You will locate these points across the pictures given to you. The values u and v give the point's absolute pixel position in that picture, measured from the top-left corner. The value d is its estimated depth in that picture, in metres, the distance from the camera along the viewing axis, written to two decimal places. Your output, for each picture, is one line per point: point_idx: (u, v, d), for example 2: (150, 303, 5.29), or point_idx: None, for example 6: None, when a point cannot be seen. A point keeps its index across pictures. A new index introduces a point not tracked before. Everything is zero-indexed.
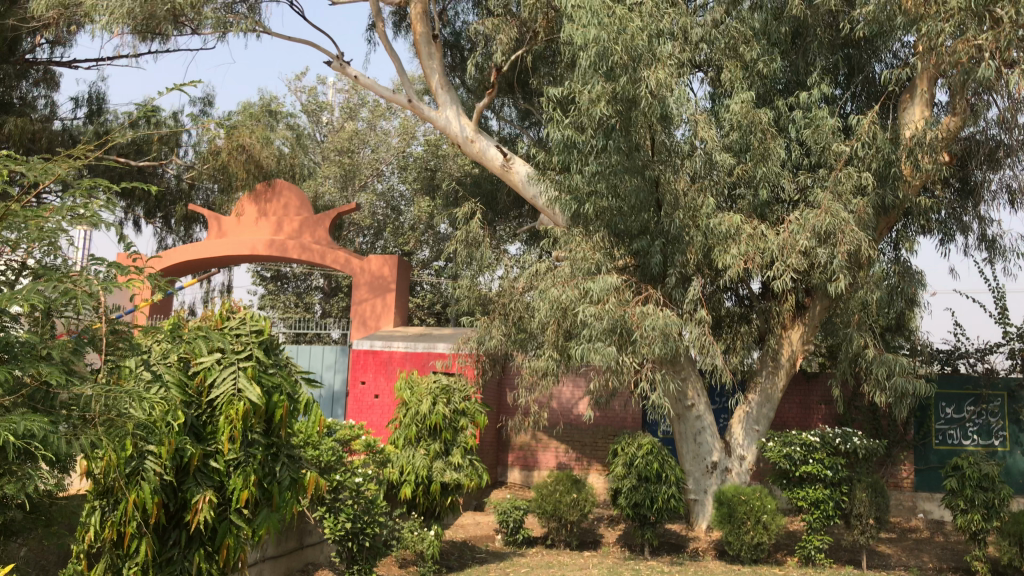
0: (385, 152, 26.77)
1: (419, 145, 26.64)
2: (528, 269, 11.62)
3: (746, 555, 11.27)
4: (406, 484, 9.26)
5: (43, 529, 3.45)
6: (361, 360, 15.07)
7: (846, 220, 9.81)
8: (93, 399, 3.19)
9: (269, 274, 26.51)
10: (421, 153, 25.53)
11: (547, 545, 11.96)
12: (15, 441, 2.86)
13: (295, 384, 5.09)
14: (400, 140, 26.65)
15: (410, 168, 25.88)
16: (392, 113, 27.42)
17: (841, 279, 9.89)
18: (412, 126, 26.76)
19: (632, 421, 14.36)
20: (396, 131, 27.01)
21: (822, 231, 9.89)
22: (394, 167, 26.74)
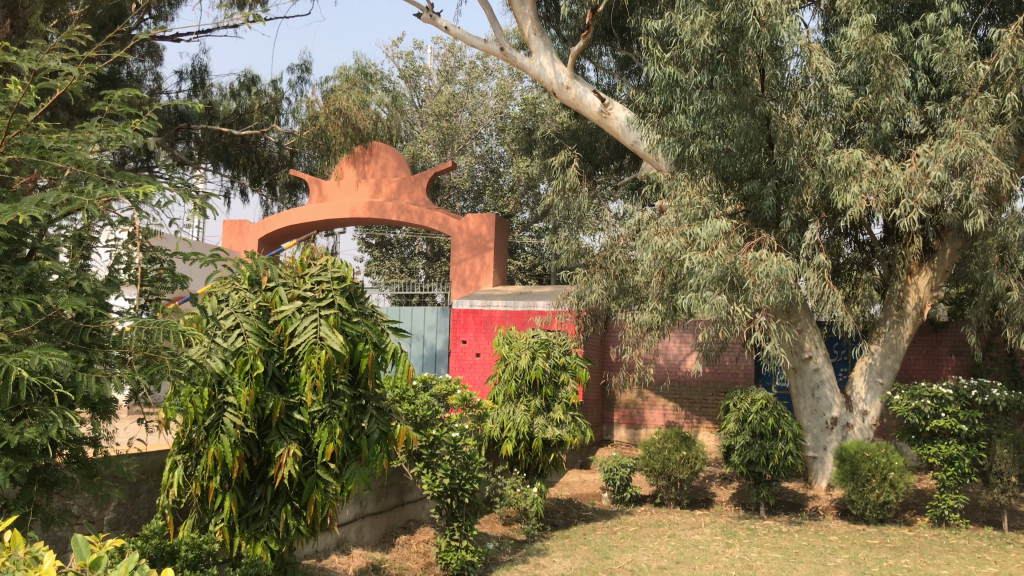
0: (482, 114, 26.48)
1: (517, 105, 26.22)
2: (630, 218, 11.10)
3: (871, 514, 10.59)
4: (507, 441, 8.98)
5: (87, 484, 3.05)
6: (461, 319, 14.88)
7: (984, 149, 8.86)
8: (129, 333, 2.83)
9: (373, 240, 26.76)
10: (520, 113, 25.11)
11: (657, 504, 11.54)
12: (29, 378, 2.50)
13: (381, 333, 4.80)
14: (497, 101, 26.32)
15: (509, 129, 25.52)
16: (489, 75, 27.08)
17: (979, 215, 8.97)
18: (509, 86, 26.38)
19: (744, 377, 13.74)
20: (493, 92, 26.66)
21: (956, 162, 8.97)
22: (493, 128, 26.46)
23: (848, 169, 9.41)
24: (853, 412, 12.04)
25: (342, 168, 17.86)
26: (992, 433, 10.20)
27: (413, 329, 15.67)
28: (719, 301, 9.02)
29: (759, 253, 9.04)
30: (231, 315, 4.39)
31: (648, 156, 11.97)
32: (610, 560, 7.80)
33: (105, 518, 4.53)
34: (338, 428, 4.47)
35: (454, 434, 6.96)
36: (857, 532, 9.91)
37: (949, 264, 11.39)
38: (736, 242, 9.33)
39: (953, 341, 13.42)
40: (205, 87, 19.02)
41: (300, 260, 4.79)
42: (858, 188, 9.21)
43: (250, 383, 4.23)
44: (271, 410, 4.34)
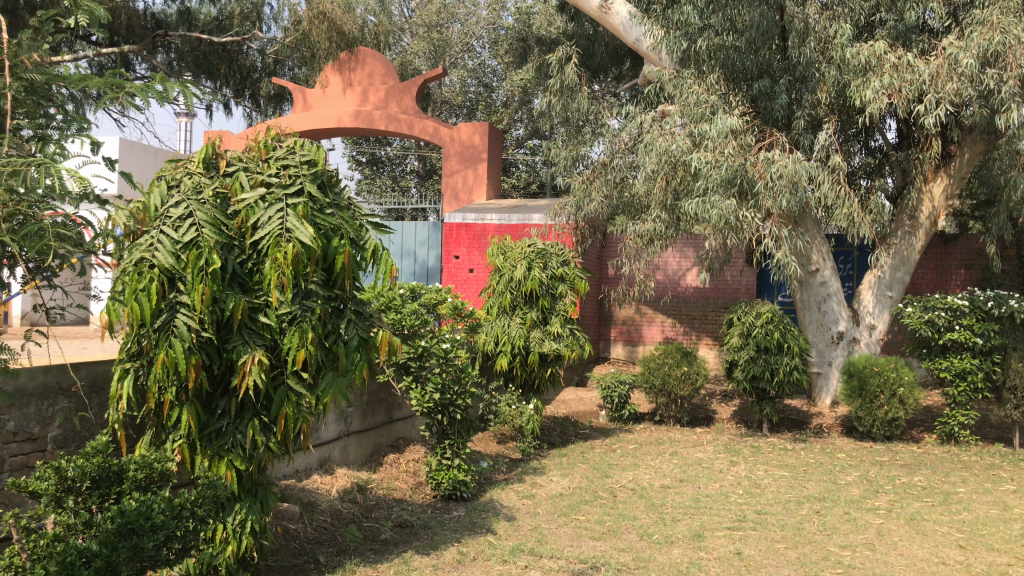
0: (475, 26, 25.35)
1: (510, 16, 25.08)
2: (631, 121, 10.39)
3: (878, 431, 10.23)
4: (502, 355, 8.49)
5: None
6: (453, 233, 14.26)
7: (1019, 39, 8.16)
8: None
9: (364, 158, 25.91)
10: (514, 24, 24.02)
11: (656, 421, 11.16)
12: None
13: (358, 227, 4.24)
14: (490, 11, 25.17)
15: (502, 42, 24.46)
16: None
17: (1011, 110, 8.31)
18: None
19: (745, 292, 13.26)
20: (486, 3, 25.45)
21: (989, 53, 8.26)
22: (486, 40, 25.37)
23: (868, 63, 8.69)
24: (860, 326, 11.62)
25: (327, 76, 17.05)
26: (1007, 346, 9.75)
27: (403, 247, 15.04)
28: (728, 206, 8.43)
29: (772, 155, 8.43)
30: (182, 203, 3.81)
31: (651, 54, 11.20)
32: (610, 479, 7.40)
33: (48, 435, 4.01)
34: (310, 332, 3.93)
35: (444, 344, 6.45)
36: (865, 449, 9.54)
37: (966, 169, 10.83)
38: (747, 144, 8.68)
39: (963, 254, 12.91)
40: None
41: (263, 144, 4.20)
42: (879, 84, 8.49)
43: (206, 279, 3.67)
44: (231, 312, 3.79)
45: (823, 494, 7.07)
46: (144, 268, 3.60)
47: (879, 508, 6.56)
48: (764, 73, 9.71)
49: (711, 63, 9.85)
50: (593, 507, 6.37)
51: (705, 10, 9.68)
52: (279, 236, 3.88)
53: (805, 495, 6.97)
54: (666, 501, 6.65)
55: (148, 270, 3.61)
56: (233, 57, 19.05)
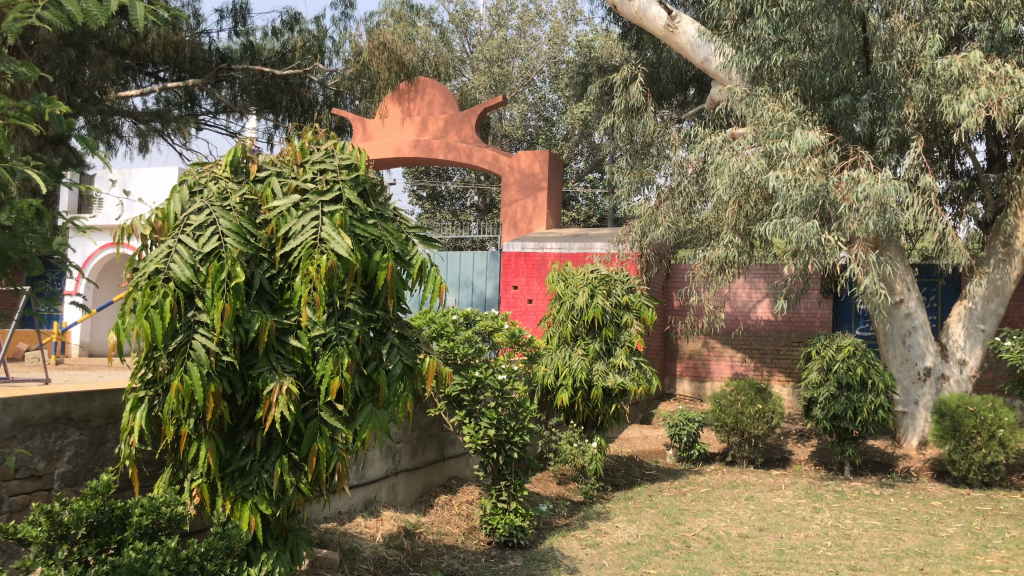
0: (536, 59, 25.06)
1: (572, 49, 24.73)
2: (700, 143, 9.84)
3: (975, 477, 9.32)
4: (563, 389, 7.94)
5: None
6: (512, 263, 13.81)
7: None
8: None
9: (425, 193, 25.71)
10: (574, 57, 23.64)
11: (728, 462, 10.43)
12: None
13: (402, 240, 3.78)
14: (551, 46, 24.87)
15: (563, 75, 24.10)
16: (543, 19, 25.55)
17: None
18: (563, 29, 24.92)
19: (821, 324, 12.48)
20: (547, 37, 25.14)
21: None
22: (547, 74, 25.09)
23: (961, 75, 7.98)
24: (949, 361, 10.76)
25: (386, 106, 16.87)
26: None
27: (461, 277, 14.69)
28: (808, 228, 7.79)
29: (857, 173, 7.78)
30: (205, 211, 3.39)
31: (720, 73, 10.65)
32: (682, 527, 6.73)
33: (55, 472, 3.58)
34: (346, 357, 3.45)
35: (500, 375, 5.93)
36: (961, 497, 8.68)
37: None
38: (827, 163, 8.05)
39: None
40: (245, 27, 18.15)
41: (299, 146, 3.77)
42: (975, 95, 7.77)
43: (227, 295, 3.22)
44: (256, 333, 3.33)
45: (924, 548, 6.29)
46: (158, 283, 3.18)
47: (993, 567, 5.77)
48: (845, 88, 9.07)
49: (787, 80, 9.26)
50: (663, 560, 5.73)
51: (779, 24, 9.11)
52: (312, 247, 3.43)
53: (903, 550, 6.21)
54: (746, 553, 5.96)
55: (162, 286, 3.19)
56: (295, 90, 18.93)
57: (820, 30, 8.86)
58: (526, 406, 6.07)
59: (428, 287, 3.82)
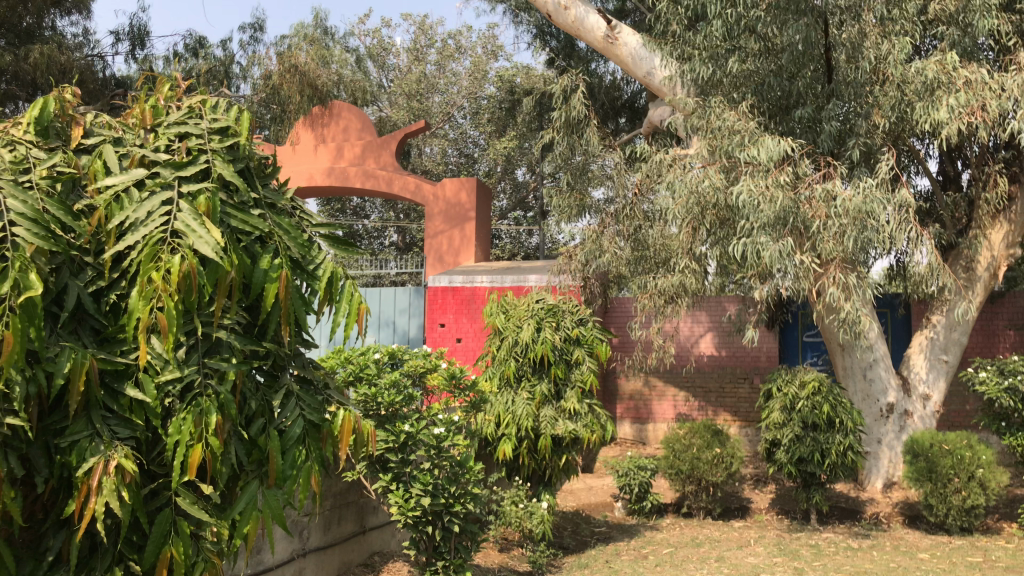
0: (456, 94, 24.02)
1: (492, 84, 23.79)
2: (648, 162, 9.03)
3: (953, 523, 8.50)
4: (505, 439, 6.82)
5: None
6: (437, 297, 12.66)
7: None
8: None
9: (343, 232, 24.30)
10: (495, 93, 22.70)
11: (684, 514, 9.39)
12: None
13: (302, 242, 2.64)
14: (471, 80, 23.78)
15: (485, 111, 23.16)
16: (462, 54, 24.41)
17: None
18: (484, 64, 23.83)
19: (767, 359, 11.68)
20: (467, 72, 23.97)
21: None
22: (468, 110, 24.01)
23: (935, 80, 7.27)
24: (912, 396, 10.03)
25: (298, 131, 15.52)
26: None
27: (382, 315, 13.40)
28: (780, 249, 6.90)
29: (831, 188, 6.99)
30: None
31: (665, 87, 9.89)
32: None
33: None
34: (212, 414, 2.26)
35: (436, 429, 4.78)
36: (945, 546, 7.82)
37: None
38: (794, 177, 7.21)
39: (1012, 313, 11.81)
40: (144, 52, 16.60)
41: (149, 104, 2.60)
42: (954, 101, 7.10)
43: (10, 319, 1.98)
44: (66, 381, 2.10)
45: None
46: None
47: None
48: (805, 100, 8.31)
49: (741, 91, 8.49)
50: None
51: (732, 29, 8.45)
52: (159, 243, 2.25)
53: None
54: None
55: None
56: None
57: (777, 36, 8.14)
58: (466, 465, 4.93)
59: (342, 309, 2.69)
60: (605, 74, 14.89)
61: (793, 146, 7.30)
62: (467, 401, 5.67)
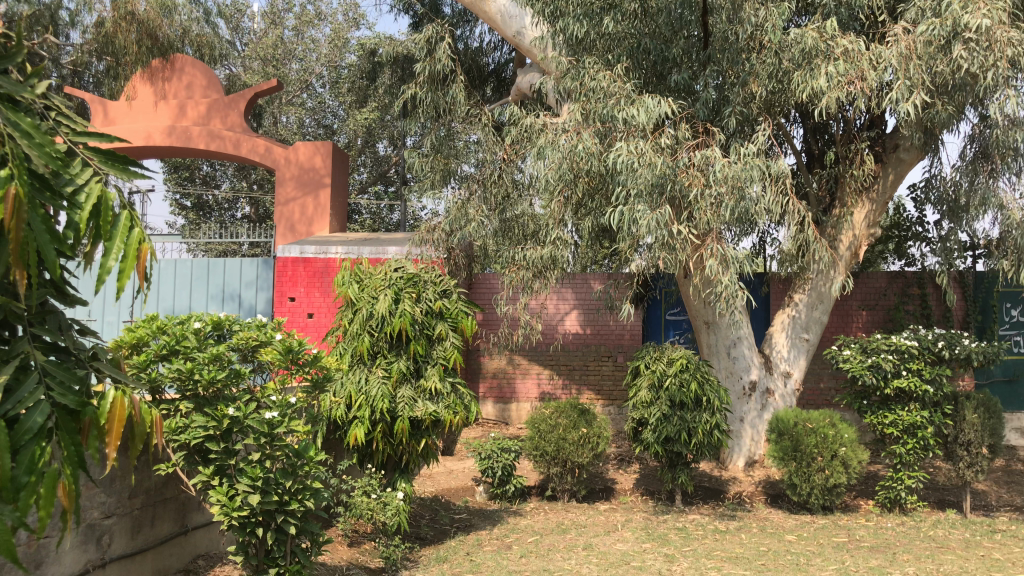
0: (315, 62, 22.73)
1: (354, 53, 22.64)
2: (517, 125, 8.48)
3: (816, 502, 8.42)
4: (357, 424, 6.12)
5: None
6: (287, 269, 11.70)
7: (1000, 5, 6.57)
8: None
9: (190, 202, 22.58)
10: (356, 62, 21.58)
11: (548, 497, 8.91)
12: None
13: (49, 153, 2.25)
14: (331, 48, 22.50)
15: (346, 80, 22.00)
16: (322, 20, 23.14)
17: (1001, 111, 6.82)
18: (345, 32, 22.59)
19: (631, 337, 11.42)
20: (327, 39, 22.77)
21: (956, 23, 6.60)
22: (327, 79, 22.76)
23: (813, 48, 7.02)
24: (774, 374, 9.96)
25: (135, 85, 13.99)
26: (957, 394, 8.36)
27: (225, 288, 12.27)
28: (658, 217, 6.45)
29: (711, 155, 6.64)
30: None
31: (534, 48, 9.40)
32: None
33: None
34: None
35: (266, 414, 4.08)
36: (810, 526, 7.68)
37: (891, 191, 9.62)
38: (668, 142, 6.81)
39: (865, 294, 12.06)
40: None
41: None
42: (832, 69, 6.84)
43: None
44: None
45: None
46: None
47: None
48: (680, 66, 7.97)
49: (615, 53, 8.03)
50: None
51: None
52: None
53: None
54: None
55: None
56: None
57: None
58: (304, 455, 4.24)
59: (114, 250, 2.39)
60: (472, 40, 14.21)
61: (672, 110, 6.90)
62: (312, 380, 4.95)
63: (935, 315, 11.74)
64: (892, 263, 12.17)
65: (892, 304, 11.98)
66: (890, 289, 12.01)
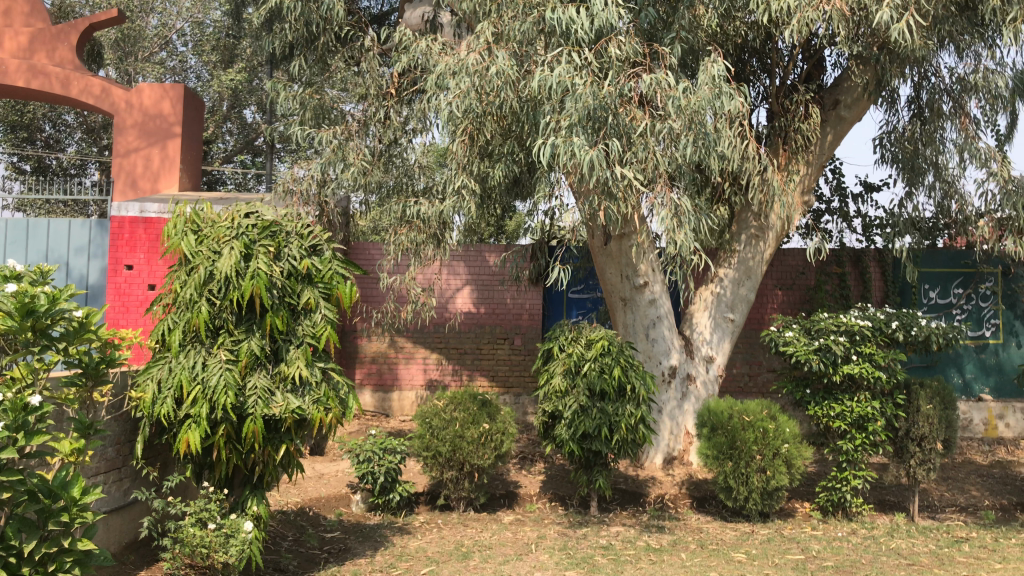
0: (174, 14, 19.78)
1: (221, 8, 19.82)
2: (408, 52, 6.95)
3: (753, 508, 7.25)
4: (190, 425, 4.50)
5: None
6: (124, 231, 9.72)
7: None
8: None
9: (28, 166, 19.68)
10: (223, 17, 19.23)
11: (440, 507, 7.39)
12: None
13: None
14: (194, 2, 19.60)
15: (210, 36, 19.55)
16: None
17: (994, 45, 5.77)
18: None
19: (530, 318, 10.01)
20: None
21: None
22: (189, 37, 19.99)
23: None
24: (695, 359, 8.75)
25: None
26: (910, 381, 7.36)
27: (48, 254, 10.04)
28: (600, 154, 5.00)
29: (664, 79, 5.23)
30: None
31: None
32: None
33: None
34: None
35: None
36: (755, 539, 6.51)
37: (828, 154, 8.43)
38: (611, 58, 5.33)
39: (780, 272, 11.02)
40: None
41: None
42: None
43: None
44: None
45: None
46: None
47: None
48: None
49: None
50: None
51: None
52: None
53: None
54: None
55: None
56: None
57: None
58: (60, 495, 3.44)
59: None
60: None
61: (618, 19, 5.39)
62: (78, 362, 3.78)
63: (855, 296, 10.85)
64: (807, 239, 11.19)
65: (810, 283, 10.97)
66: (807, 268, 10.99)
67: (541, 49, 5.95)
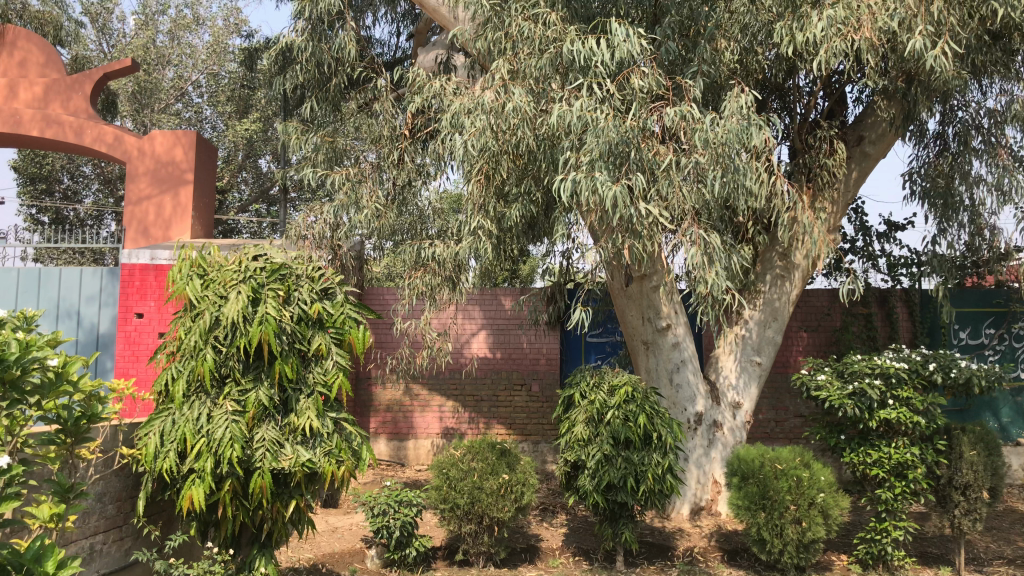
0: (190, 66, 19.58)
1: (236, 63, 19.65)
2: (421, 92, 6.79)
3: (788, 562, 6.88)
4: (194, 481, 4.25)
5: None
6: (135, 278, 9.57)
7: None
8: None
9: (44, 217, 19.68)
10: (238, 68, 19.32)
11: (458, 563, 7.05)
12: None
13: None
14: (209, 54, 19.53)
15: (225, 87, 19.62)
16: (200, 25, 19.74)
17: None
18: (225, 39, 19.54)
19: (548, 363, 9.72)
20: (205, 48, 19.57)
21: None
22: (205, 88, 19.97)
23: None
24: (721, 405, 8.42)
25: None
26: (950, 426, 7.02)
27: (59, 303, 9.85)
28: (624, 190, 4.78)
29: (688, 112, 5.05)
30: None
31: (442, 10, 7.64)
32: None
33: None
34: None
35: None
36: None
37: (852, 192, 8.09)
38: (635, 89, 5.14)
39: (805, 313, 10.67)
40: None
41: None
42: (831, 12, 5.39)
43: None
44: None
45: None
46: None
47: None
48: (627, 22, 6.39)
49: None
50: None
51: None
52: None
53: None
54: None
55: None
56: None
57: None
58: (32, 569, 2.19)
59: None
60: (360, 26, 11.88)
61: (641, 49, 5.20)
62: (58, 418, 3.47)
63: (884, 338, 10.51)
64: (831, 279, 10.89)
65: (836, 325, 10.63)
66: (833, 309, 10.66)
67: (558, 86, 5.77)
